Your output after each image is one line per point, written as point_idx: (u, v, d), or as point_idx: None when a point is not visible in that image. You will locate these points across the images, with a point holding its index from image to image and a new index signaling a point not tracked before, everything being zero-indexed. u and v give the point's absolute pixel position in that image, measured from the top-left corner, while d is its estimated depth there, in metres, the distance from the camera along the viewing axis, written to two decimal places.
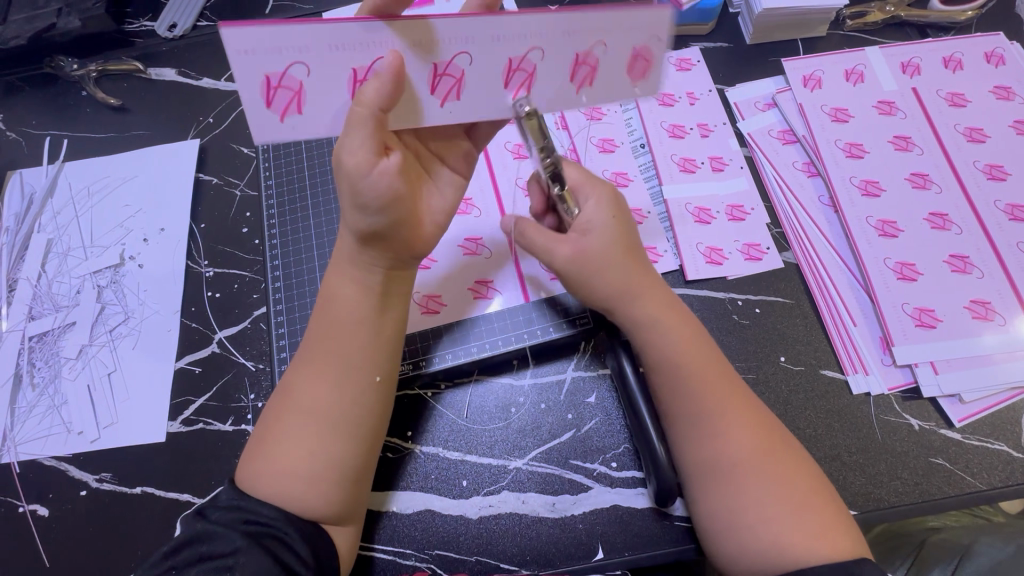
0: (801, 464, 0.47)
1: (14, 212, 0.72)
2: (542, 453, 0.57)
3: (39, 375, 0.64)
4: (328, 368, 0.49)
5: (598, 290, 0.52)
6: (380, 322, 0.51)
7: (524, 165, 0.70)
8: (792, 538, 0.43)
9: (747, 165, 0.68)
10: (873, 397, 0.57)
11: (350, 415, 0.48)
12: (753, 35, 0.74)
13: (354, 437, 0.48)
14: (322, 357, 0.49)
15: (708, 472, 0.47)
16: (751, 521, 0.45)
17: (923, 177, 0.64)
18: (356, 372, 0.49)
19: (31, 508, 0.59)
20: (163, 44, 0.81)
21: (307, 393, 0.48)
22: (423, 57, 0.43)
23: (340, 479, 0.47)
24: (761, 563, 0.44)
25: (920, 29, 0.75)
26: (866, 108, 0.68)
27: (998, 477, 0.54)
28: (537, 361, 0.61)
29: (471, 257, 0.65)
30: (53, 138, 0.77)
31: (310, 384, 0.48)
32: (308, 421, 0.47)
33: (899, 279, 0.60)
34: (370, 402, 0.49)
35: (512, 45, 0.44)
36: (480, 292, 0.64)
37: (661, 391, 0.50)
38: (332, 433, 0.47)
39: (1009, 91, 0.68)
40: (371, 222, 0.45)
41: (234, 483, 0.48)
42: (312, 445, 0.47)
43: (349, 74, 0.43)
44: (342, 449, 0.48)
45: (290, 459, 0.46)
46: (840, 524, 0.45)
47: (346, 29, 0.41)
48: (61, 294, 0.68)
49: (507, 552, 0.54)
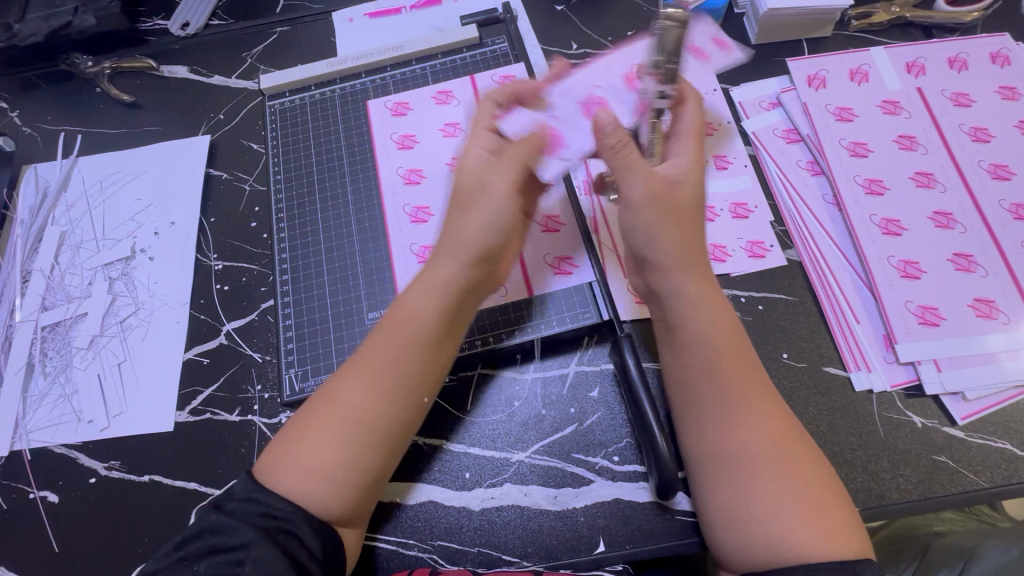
0: (820, 460, 0.47)
1: (28, 206, 0.74)
2: (544, 446, 0.58)
3: (51, 364, 0.65)
4: (380, 379, 0.49)
5: (670, 240, 0.50)
6: (443, 339, 0.51)
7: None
8: (804, 532, 0.43)
9: (751, 164, 0.68)
10: (876, 394, 0.57)
11: (389, 425, 0.49)
12: (758, 35, 0.74)
13: (390, 449, 0.49)
14: (376, 367, 0.49)
15: (724, 461, 0.47)
16: (765, 512, 0.45)
17: (927, 176, 0.64)
18: (407, 387, 0.49)
19: (42, 494, 0.60)
20: (176, 42, 0.82)
21: (355, 399, 0.48)
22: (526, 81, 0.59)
23: (368, 486, 0.48)
24: (769, 552, 0.44)
25: (925, 30, 0.75)
26: (871, 108, 0.68)
27: (1000, 475, 0.54)
28: (541, 356, 0.62)
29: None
30: (68, 133, 0.79)
31: (360, 390, 0.48)
32: (352, 427, 0.47)
33: (902, 277, 0.60)
34: (412, 417, 0.50)
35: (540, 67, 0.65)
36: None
37: (706, 373, 0.49)
38: (371, 442, 0.48)
39: (1015, 91, 0.68)
40: (495, 238, 0.51)
41: (256, 474, 0.48)
42: (352, 451, 0.47)
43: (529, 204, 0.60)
44: (377, 460, 0.48)
45: (327, 462, 0.46)
46: (848, 523, 0.44)
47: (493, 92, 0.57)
48: (74, 285, 0.69)
49: (509, 543, 0.54)
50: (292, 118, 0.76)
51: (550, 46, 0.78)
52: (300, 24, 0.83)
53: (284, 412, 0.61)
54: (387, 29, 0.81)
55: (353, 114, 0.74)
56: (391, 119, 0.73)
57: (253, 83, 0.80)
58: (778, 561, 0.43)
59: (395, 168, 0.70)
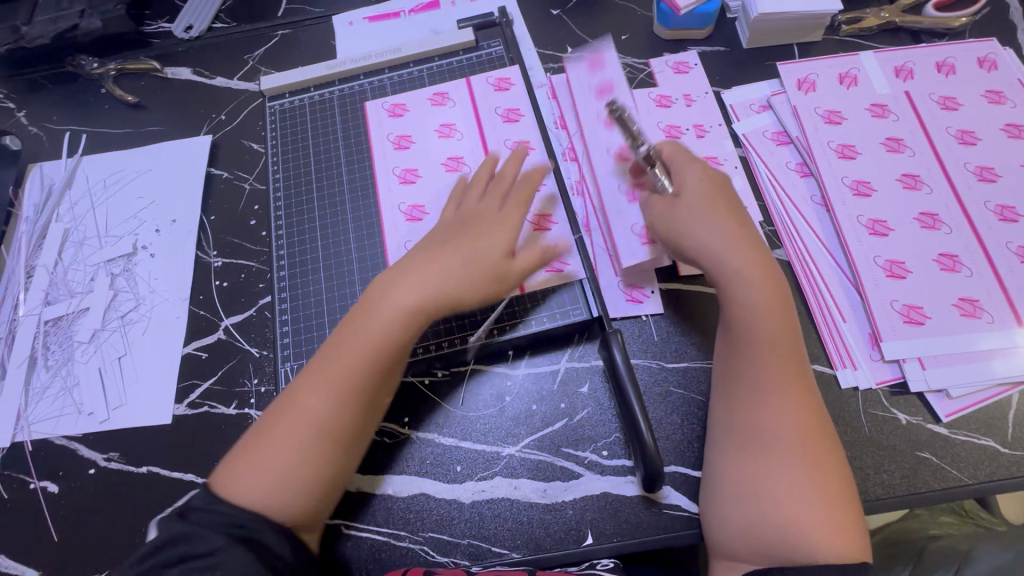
0: (835, 454, 0.49)
1: (33, 204, 0.75)
2: (534, 441, 0.59)
3: (53, 358, 0.67)
4: (339, 388, 0.50)
5: (704, 224, 0.54)
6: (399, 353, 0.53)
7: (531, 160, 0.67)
8: (811, 521, 0.46)
9: (741, 165, 0.69)
10: (861, 391, 0.58)
11: (350, 432, 0.51)
12: (749, 39, 0.76)
13: (349, 453, 0.51)
14: (337, 375, 0.50)
15: (750, 440, 0.50)
16: (779, 496, 0.47)
17: (914, 178, 0.66)
18: (366, 395, 0.51)
19: (42, 484, 0.61)
20: (179, 44, 0.84)
21: (316, 406, 0.50)
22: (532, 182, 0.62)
23: (328, 489, 0.50)
24: (771, 532, 0.47)
25: (915, 35, 0.77)
26: (859, 111, 0.69)
27: (984, 471, 0.54)
28: (532, 352, 0.63)
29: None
30: (72, 132, 0.80)
31: (320, 398, 0.50)
32: (311, 432, 0.49)
33: (888, 276, 0.61)
34: (368, 424, 0.52)
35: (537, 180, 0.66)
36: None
37: (746, 356, 0.52)
38: (331, 448, 0.50)
39: (1001, 95, 0.69)
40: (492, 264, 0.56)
41: (215, 484, 0.48)
42: (311, 457, 0.49)
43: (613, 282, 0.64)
44: (335, 465, 0.50)
45: (286, 468, 0.48)
46: (853, 521, 0.46)
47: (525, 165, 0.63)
48: (76, 281, 0.71)
49: (499, 536, 0.55)
50: (292, 117, 0.77)
51: (545, 49, 0.79)
52: (301, 27, 0.85)
53: None
54: (386, 32, 0.83)
55: (351, 114, 0.76)
56: (388, 120, 0.74)
57: (254, 85, 0.81)
58: (778, 542, 0.46)
59: (391, 168, 0.71)
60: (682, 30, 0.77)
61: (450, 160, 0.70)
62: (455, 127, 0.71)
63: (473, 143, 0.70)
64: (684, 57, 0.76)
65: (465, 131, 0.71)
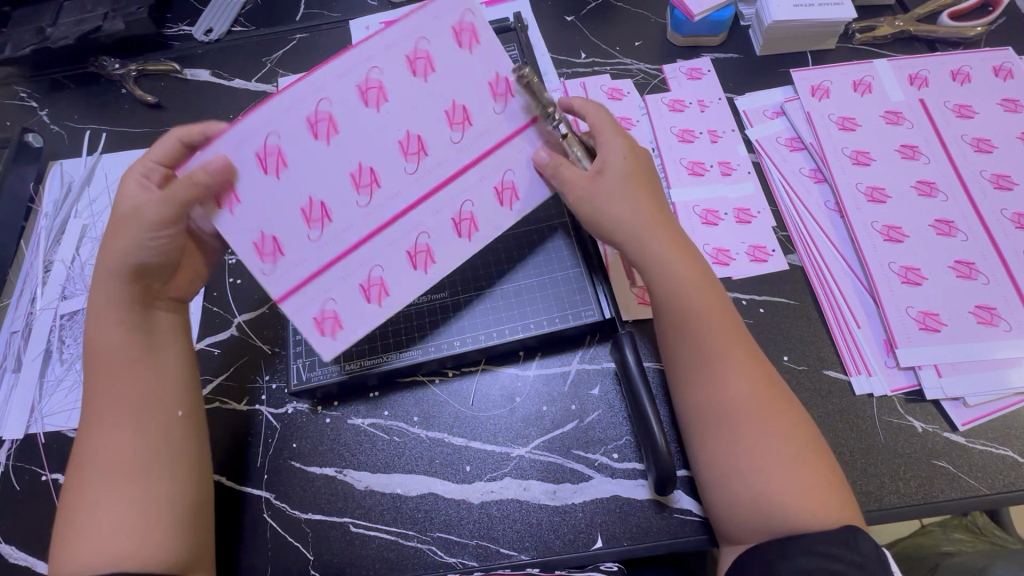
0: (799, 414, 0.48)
1: (53, 200, 0.77)
2: (544, 442, 0.59)
3: (68, 351, 0.68)
4: (119, 418, 0.48)
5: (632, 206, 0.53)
6: (141, 359, 0.51)
7: (451, 244, 0.52)
8: (784, 488, 0.44)
9: (755, 171, 0.69)
10: (876, 399, 0.57)
11: (163, 447, 0.49)
12: (763, 46, 0.76)
13: (174, 470, 0.49)
14: (110, 408, 0.49)
15: (707, 415, 0.49)
16: (747, 465, 0.46)
17: (929, 185, 0.65)
18: (150, 408, 0.49)
19: (54, 476, 0.61)
20: (199, 46, 0.86)
21: (108, 450, 0.47)
22: (396, 250, 0.50)
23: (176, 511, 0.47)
24: (750, 503, 0.45)
25: (929, 44, 0.77)
26: (874, 117, 0.69)
27: (1002, 481, 0.53)
28: (543, 353, 0.63)
29: (302, 222, 0.48)
30: (93, 131, 0.82)
31: (109, 439, 0.48)
32: (117, 473, 0.47)
33: (903, 283, 0.60)
34: (178, 434, 0.50)
35: (403, 237, 0.50)
36: (263, 247, 0.48)
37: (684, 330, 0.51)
38: (147, 473, 0.47)
39: (1017, 103, 0.69)
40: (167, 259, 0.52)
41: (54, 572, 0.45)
42: (125, 495, 0.46)
43: (312, 321, 0.49)
44: (166, 485, 0.48)
45: (107, 518, 0.45)
46: (832, 481, 0.45)
47: (393, 234, 0.50)
48: (93, 276, 0.72)
49: (507, 538, 0.55)
50: None
51: (559, 55, 0.80)
52: (318, 31, 0.86)
53: (292, 403, 0.62)
54: None
55: None
56: (447, 37, 0.49)
57: (271, 87, 0.83)
58: (757, 514, 0.45)
59: (363, 67, 0.47)
60: (695, 37, 0.77)
61: (410, 137, 0.49)
62: (470, 130, 0.51)
63: (440, 166, 0.50)
64: (697, 63, 0.76)
65: (463, 143, 0.50)
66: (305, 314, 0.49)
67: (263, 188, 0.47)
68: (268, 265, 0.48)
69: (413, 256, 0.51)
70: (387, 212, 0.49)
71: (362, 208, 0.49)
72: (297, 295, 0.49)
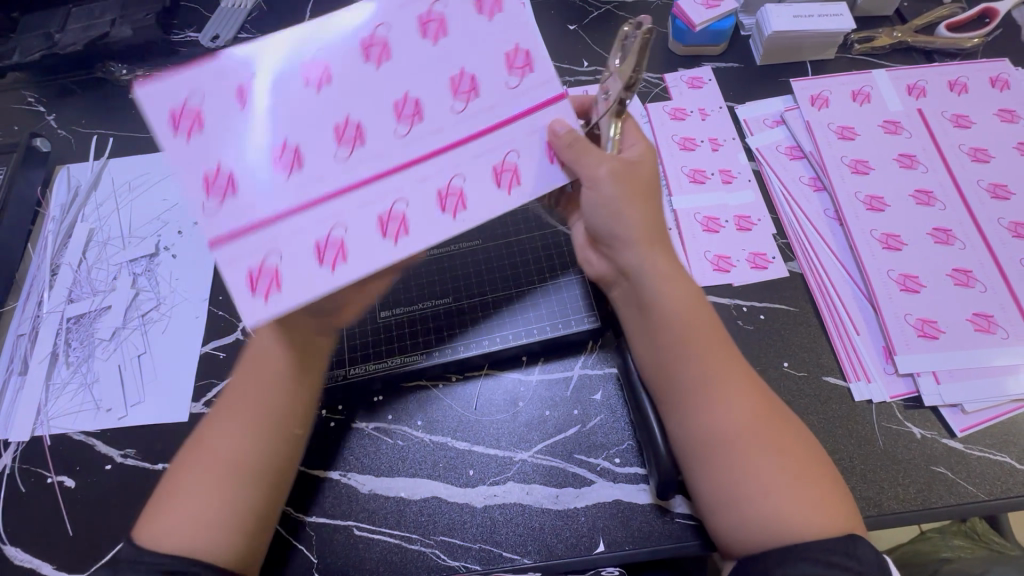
0: (791, 432, 0.49)
1: (59, 203, 0.77)
2: (547, 446, 0.59)
3: (74, 354, 0.68)
4: (248, 424, 0.51)
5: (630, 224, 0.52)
6: (296, 381, 0.54)
7: (432, 220, 0.47)
8: (786, 507, 0.45)
9: (755, 179, 0.70)
10: (875, 405, 0.58)
11: (272, 465, 0.50)
12: (763, 56, 0.77)
13: (270, 487, 0.50)
14: (241, 411, 0.52)
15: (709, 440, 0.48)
16: (752, 488, 0.46)
17: (927, 194, 0.66)
18: (275, 425, 0.52)
19: (59, 478, 0.61)
20: (205, 53, 0.87)
21: (227, 449, 0.50)
22: (366, 213, 0.47)
23: (255, 526, 0.49)
24: (758, 526, 0.45)
25: (927, 54, 0.78)
26: (872, 127, 0.70)
27: (1000, 487, 0.54)
28: (546, 358, 0.63)
29: (270, 163, 0.47)
30: (100, 136, 0.82)
31: (231, 439, 0.50)
32: (229, 474, 0.49)
33: (902, 291, 0.61)
34: (289, 452, 0.52)
35: (379, 201, 0.47)
36: (214, 182, 0.46)
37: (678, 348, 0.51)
38: (251, 483, 0.49)
39: (1014, 114, 0.70)
40: None
41: (140, 538, 0.47)
42: (228, 496, 0.48)
43: (245, 273, 0.45)
44: (259, 500, 0.49)
45: (206, 511, 0.47)
46: (830, 497, 0.46)
47: (369, 189, 0.47)
48: (99, 280, 0.72)
49: (510, 541, 0.55)
50: None
51: (562, 62, 0.81)
52: None
53: None
54: None
55: None
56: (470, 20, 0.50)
57: None
58: (766, 537, 0.45)
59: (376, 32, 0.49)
60: (696, 46, 0.78)
61: (409, 100, 0.48)
62: (474, 101, 0.49)
63: (435, 134, 0.48)
64: (698, 73, 0.77)
65: (467, 111, 0.49)
66: (238, 264, 0.45)
67: (236, 124, 0.47)
68: (212, 203, 0.46)
69: (385, 222, 0.47)
70: (370, 169, 0.47)
71: (340, 163, 0.47)
72: (235, 241, 0.46)
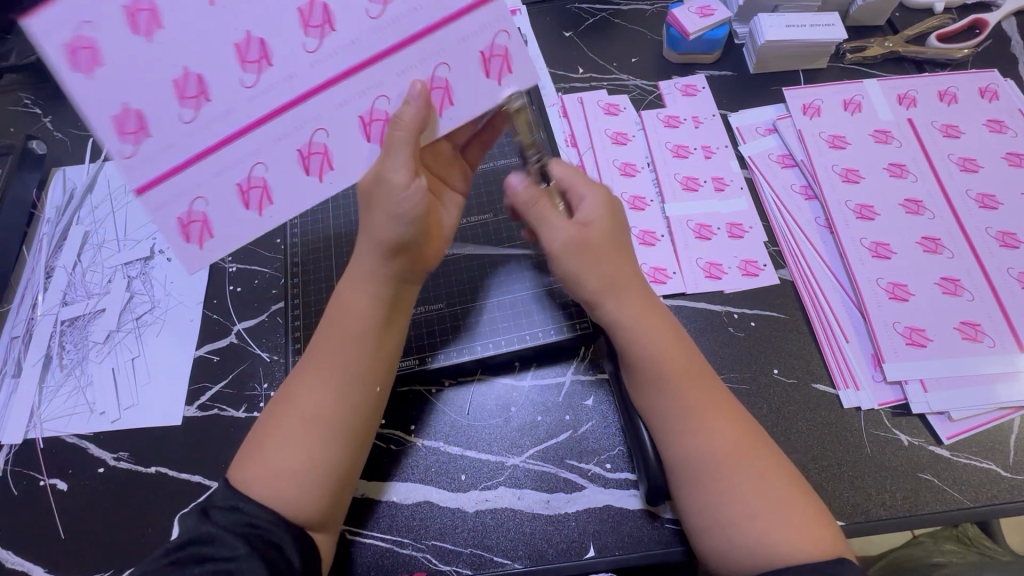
0: (774, 456, 0.49)
1: (55, 206, 0.77)
2: (538, 451, 0.60)
3: (68, 357, 0.68)
4: (332, 377, 0.50)
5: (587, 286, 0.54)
6: (382, 330, 0.53)
7: (350, 147, 0.52)
8: (774, 533, 0.45)
9: (747, 186, 0.71)
10: (864, 411, 0.58)
11: (349, 422, 0.50)
12: (757, 65, 0.78)
13: (348, 444, 0.50)
14: (327, 362, 0.51)
15: (690, 471, 0.49)
16: (739, 515, 0.46)
17: (916, 203, 0.67)
18: (357, 379, 0.51)
19: (51, 482, 0.62)
20: None
21: (311, 401, 0.50)
22: (285, 147, 0.50)
23: (332, 488, 0.49)
24: (747, 553, 0.45)
25: (918, 64, 0.79)
26: (863, 137, 0.71)
27: (985, 494, 0.55)
28: (537, 364, 0.64)
29: (174, 97, 0.47)
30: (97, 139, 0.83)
31: (314, 391, 0.50)
32: (312, 427, 0.49)
33: (891, 299, 0.62)
34: (368, 410, 0.52)
35: (296, 136, 0.50)
36: (125, 124, 0.47)
37: (654, 385, 0.52)
38: (334, 439, 0.49)
39: (1002, 124, 0.71)
40: None
41: (233, 481, 0.48)
42: (313, 452, 0.48)
43: (175, 221, 0.51)
44: (340, 458, 0.49)
45: (291, 463, 0.47)
46: (817, 516, 0.46)
47: (282, 121, 0.49)
48: (94, 282, 0.72)
49: (501, 546, 0.56)
50: None
51: (557, 69, 0.81)
52: None
53: None
54: None
55: None
56: None
57: None
58: (756, 563, 0.45)
59: None
60: (691, 54, 0.79)
61: (314, 6, 0.47)
62: (394, 5, 0.48)
63: (349, 48, 0.49)
64: (692, 80, 0.78)
65: (382, 20, 0.48)
66: (167, 212, 0.50)
67: (133, 53, 0.45)
68: (128, 145, 0.47)
69: (306, 157, 0.51)
70: (280, 99, 0.49)
71: (247, 89, 0.48)
72: (162, 185, 0.49)
